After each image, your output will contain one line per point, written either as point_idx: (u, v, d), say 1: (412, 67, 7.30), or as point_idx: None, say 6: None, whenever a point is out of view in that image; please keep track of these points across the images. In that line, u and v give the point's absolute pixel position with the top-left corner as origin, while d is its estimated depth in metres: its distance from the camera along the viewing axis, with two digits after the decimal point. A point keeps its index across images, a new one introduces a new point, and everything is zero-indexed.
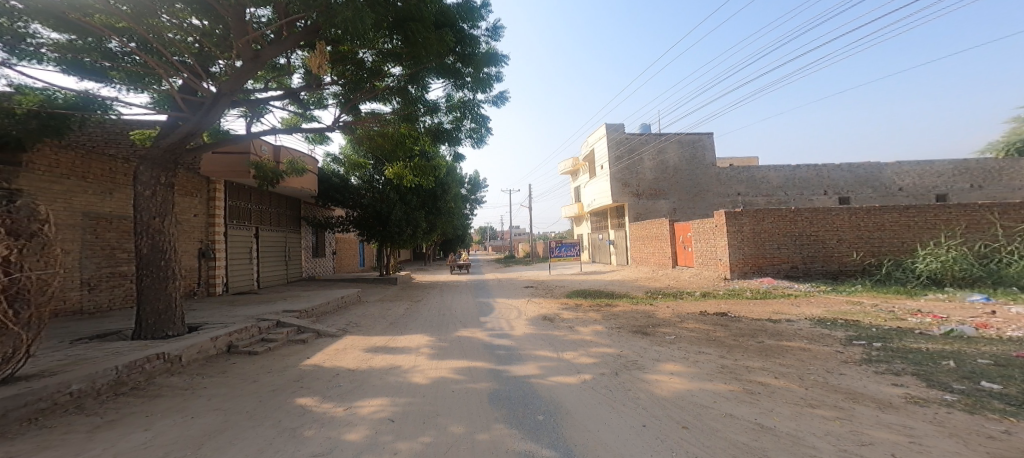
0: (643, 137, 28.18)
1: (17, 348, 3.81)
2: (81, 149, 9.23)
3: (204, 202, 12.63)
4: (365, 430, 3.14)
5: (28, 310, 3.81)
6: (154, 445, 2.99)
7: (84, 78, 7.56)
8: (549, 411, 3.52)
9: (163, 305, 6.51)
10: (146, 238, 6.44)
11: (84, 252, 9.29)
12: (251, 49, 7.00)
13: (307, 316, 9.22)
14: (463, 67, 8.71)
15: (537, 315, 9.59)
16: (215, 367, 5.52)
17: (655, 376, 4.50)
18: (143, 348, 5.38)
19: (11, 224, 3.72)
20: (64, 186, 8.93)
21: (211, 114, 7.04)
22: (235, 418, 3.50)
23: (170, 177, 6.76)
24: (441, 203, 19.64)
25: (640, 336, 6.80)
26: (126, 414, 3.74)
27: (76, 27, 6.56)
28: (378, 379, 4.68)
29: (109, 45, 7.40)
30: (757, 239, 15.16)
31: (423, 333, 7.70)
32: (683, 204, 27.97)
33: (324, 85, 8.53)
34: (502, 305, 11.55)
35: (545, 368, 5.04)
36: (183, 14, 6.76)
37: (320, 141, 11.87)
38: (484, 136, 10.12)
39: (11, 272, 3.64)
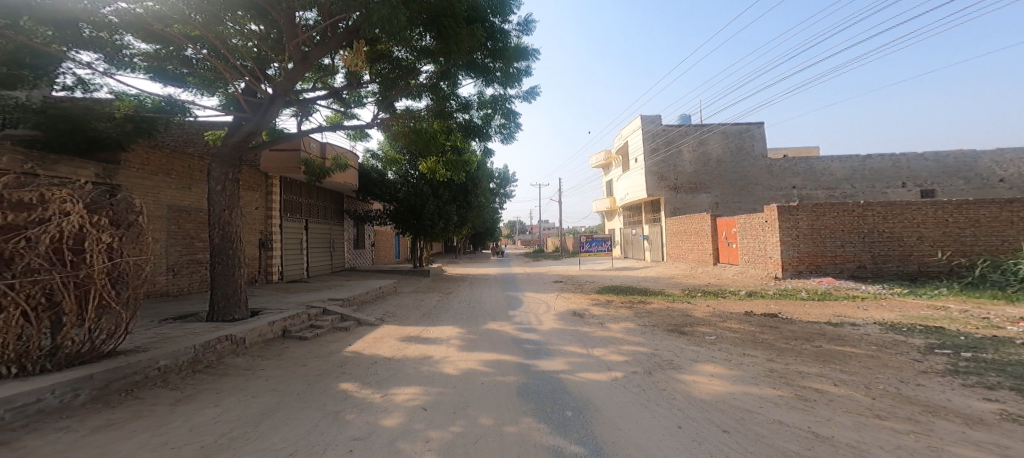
0: (682, 128, 26.66)
1: (118, 326, 4.34)
2: (164, 149, 10.22)
3: (263, 196, 13.63)
4: (400, 417, 3.29)
5: (127, 291, 4.32)
6: (222, 421, 3.31)
7: (167, 84, 8.35)
8: (579, 407, 3.50)
9: (231, 290, 7.12)
10: (218, 229, 7.06)
11: (169, 240, 10.35)
12: (299, 51, 7.43)
13: (348, 304, 9.72)
14: (493, 63, 8.76)
15: (567, 310, 9.53)
16: (272, 350, 5.99)
17: (691, 377, 4.34)
18: (215, 330, 5.94)
19: (113, 215, 4.25)
20: (153, 181, 9.96)
21: (269, 113, 7.50)
22: (288, 400, 3.80)
23: (236, 172, 7.34)
24: (472, 197, 19.88)
25: (676, 335, 6.54)
26: (201, 390, 4.16)
27: (159, 37, 7.22)
28: (412, 369, 4.86)
29: (186, 53, 8.06)
30: (816, 235, 14.07)
31: (454, 324, 7.90)
32: (727, 197, 26.32)
33: (363, 84, 8.88)
34: (531, 299, 11.55)
35: (574, 364, 5.01)
36: (244, 20, 7.23)
37: (361, 138, 12.40)
38: (514, 131, 10.16)
39: (114, 257, 4.16)
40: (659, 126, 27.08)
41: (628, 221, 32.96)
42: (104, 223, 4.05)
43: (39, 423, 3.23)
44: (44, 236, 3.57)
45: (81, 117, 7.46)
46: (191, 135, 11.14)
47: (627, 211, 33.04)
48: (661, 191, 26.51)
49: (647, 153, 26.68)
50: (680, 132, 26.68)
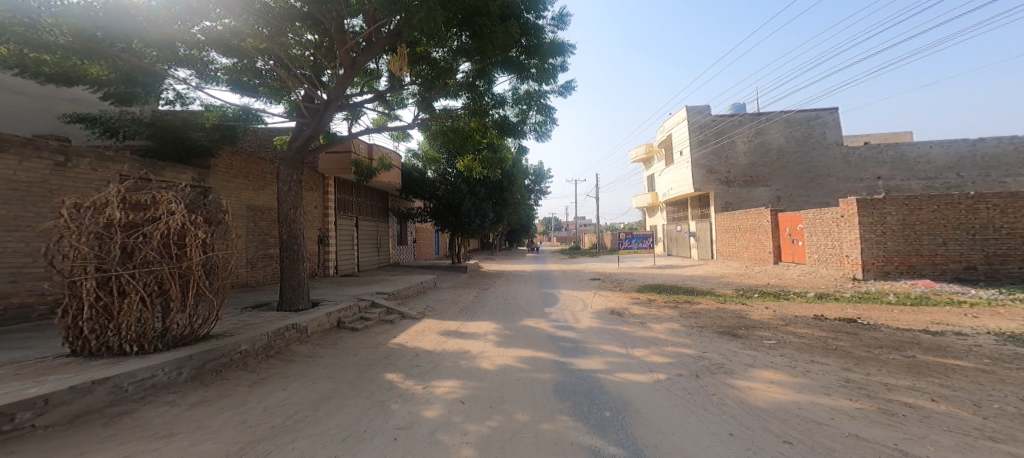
0: (736, 117, 24.55)
1: (211, 313, 4.87)
2: (244, 154, 11.35)
3: (321, 196, 14.66)
4: (441, 409, 3.40)
5: (218, 282, 4.87)
6: (288, 403, 3.63)
7: (243, 95, 9.25)
8: (617, 408, 3.41)
9: (297, 282, 7.75)
10: (286, 226, 7.74)
11: (249, 237, 11.51)
12: (349, 57, 7.82)
13: (393, 298, 10.20)
14: (528, 59, 8.76)
15: (604, 308, 9.24)
16: (329, 339, 6.47)
17: (746, 383, 4.04)
18: (283, 319, 6.52)
19: (207, 214, 4.82)
20: (236, 184, 11.10)
21: (325, 117, 8.04)
22: (341, 387, 4.08)
23: (299, 174, 7.97)
24: (507, 193, 20.34)
25: (728, 338, 6.11)
26: (272, 374, 4.61)
27: (236, 52, 7.99)
28: (451, 362, 5.00)
29: (256, 64, 8.80)
30: (907, 232, 12.36)
31: (491, 320, 8.01)
32: (790, 191, 24.14)
33: (404, 86, 9.20)
34: (567, 297, 11.34)
35: (612, 363, 4.88)
36: (301, 31, 7.76)
37: (404, 139, 12.89)
38: (548, 129, 10.33)
39: (209, 252, 4.72)
40: (709, 116, 25.14)
41: (671, 217, 31.00)
42: (200, 221, 4.59)
43: (150, 396, 3.77)
44: (156, 232, 4.18)
45: (181, 128, 8.61)
46: (263, 142, 12.25)
47: (670, 206, 31.11)
48: (710, 184, 24.48)
49: (694, 144, 24.76)
50: (733, 122, 24.58)
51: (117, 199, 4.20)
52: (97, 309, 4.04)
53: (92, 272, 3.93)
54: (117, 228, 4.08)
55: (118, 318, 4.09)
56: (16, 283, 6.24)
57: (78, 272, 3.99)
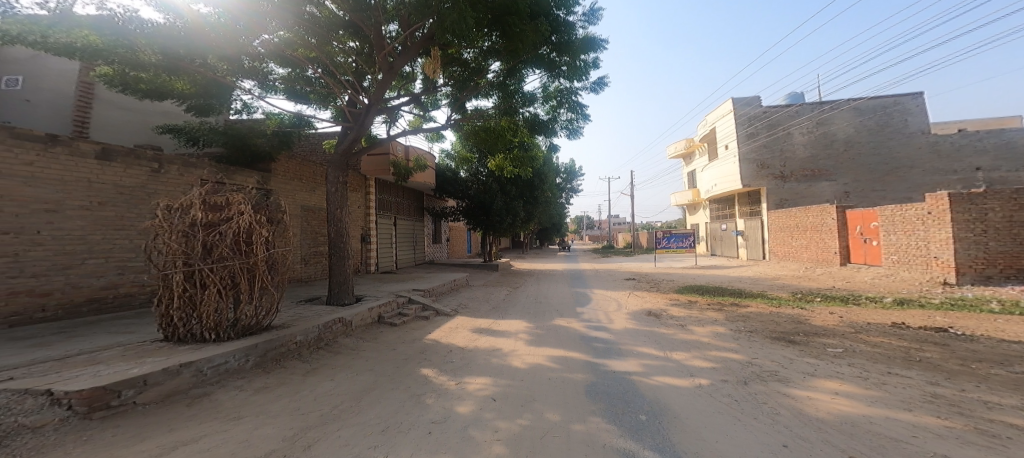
0: (792, 108, 22.97)
1: (273, 304, 5.29)
2: (297, 158, 12.14)
3: (363, 197, 15.32)
4: (472, 405, 3.44)
5: (279, 276, 5.31)
6: (334, 393, 3.85)
7: (295, 102, 9.86)
8: (653, 412, 3.27)
9: (343, 278, 8.16)
10: (334, 225, 8.21)
11: (303, 235, 12.27)
12: (387, 62, 8.12)
13: (429, 295, 10.45)
14: (558, 57, 8.72)
15: (640, 309, 8.87)
16: (371, 333, 6.76)
17: (804, 393, 3.71)
18: (331, 312, 6.91)
19: (269, 214, 5.25)
20: (292, 186, 11.89)
21: (367, 121, 8.41)
22: (380, 380, 4.25)
23: (343, 176, 8.40)
24: (538, 192, 20.08)
25: (783, 344, 5.62)
26: (321, 364, 4.91)
27: (289, 62, 8.63)
28: (482, 359, 5.03)
29: (307, 73, 9.42)
30: (1012, 231, 10.77)
31: (522, 318, 7.98)
32: (860, 184, 21.86)
33: (438, 88, 9.33)
34: (600, 296, 11.01)
35: (648, 366, 4.67)
36: (345, 39, 8.14)
37: (438, 140, 13.07)
38: (579, 125, 10.26)
39: (272, 248, 5.16)
40: (759, 108, 23.67)
41: (715, 215, 28.86)
42: (265, 220, 5.02)
43: (224, 381, 4.18)
44: (230, 230, 4.63)
45: (246, 136, 9.71)
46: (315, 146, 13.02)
47: (714, 203, 29.00)
48: (762, 180, 22.67)
49: (742, 138, 23.24)
50: (788, 113, 22.98)
51: (199, 200, 4.65)
52: (183, 298, 4.55)
53: (180, 266, 4.44)
54: (199, 227, 4.55)
55: (200, 308, 4.57)
56: (122, 274, 7.20)
57: (169, 266, 4.50)
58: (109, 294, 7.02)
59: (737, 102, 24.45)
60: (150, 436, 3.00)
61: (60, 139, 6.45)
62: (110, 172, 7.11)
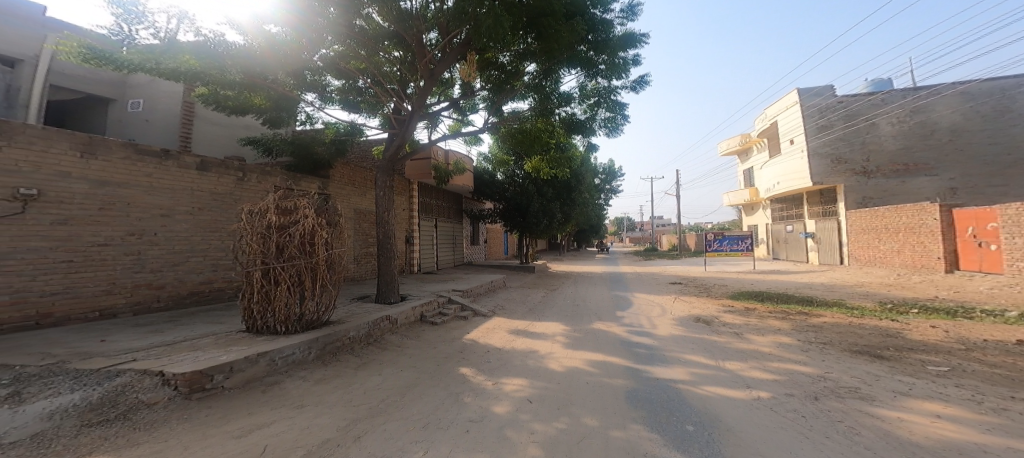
0: (877, 96, 20.57)
1: (333, 301, 5.68)
2: (352, 164, 12.57)
3: (406, 200, 15.82)
4: (510, 406, 3.45)
5: (338, 273, 5.70)
6: (381, 388, 4.03)
7: (349, 112, 10.16)
8: (702, 422, 3.09)
9: (389, 278, 8.45)
10: (382, 226, 8.56)
11: (357, 237, 12.75)
12: (428, 70, 8.38)
13: (468, 295, 10.58)
14: (596, 55, 8.67)
15: (687, 315, 8.35)
16: (414, 331, 6.98)
17: (885, 412, 3.31)
18: (379, 310, 7.23)
19: (330, 216, 5.65)
20: (348, 191, 12.35)
21: (411, 126, 8.75)
22: (422, 377, 4.40)
23: (388, 180, 8.73)
24: (576, 194, 19.61)
25: (868, 359, 5.01)
26: (371, 360, 5.16)
27: (343, 73, 9.05)
28: (519, 361, 5.01)
29: (356, 82, 9.51)
30: None
31: (559, 321, 7.84)
32: (968, 181, 19.11)
33: (475, 92, 9.38)
34: (642, 300, 10.52)
35: (696, 375, 4.40)
36: (389, 49, 8.46)
37: (475, 143, 13.07)
38: (620, 124, 9.96)
39: (333, 248, 5.57)
40: (832, 98, 21.39)
41: (777, 215, 26.26)
42: (326, 223, 5.42)
43: (291, 371, 4.55)
44: (298, 233, 5.05)
45: (309, 145, 10.48)
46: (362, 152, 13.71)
47: (775, 202, 26.39)
48: (839, 176, 20.44)
49: (813, 131, 21.13)
50: (870, 103, 20.64)
51: (273, 205, 5.09)
52: (261, 293, 5.06)
53: (259, 265, 4.95)
54: (273, 230, 5.01)
55: (274, 302, 5.05)
56: (215, 271, 8.11)
57: (250, 264, 5.01)
58: (206, 288, 7.96)
59: (803, 92, 22.18)
60: (231, 418, 3.34)
61: (172, 154, 7.39)
62: (207, 181, 8.03)
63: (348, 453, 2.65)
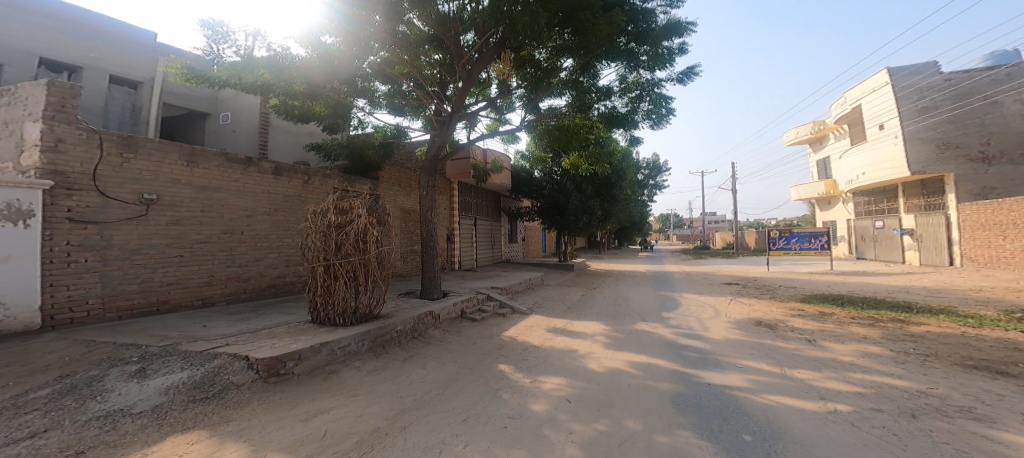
0: (998, 71, 18.08)
1: (383, 296, 5.96)
2: (398, 165, 13.04)
3: (448, 200, 16.07)
4: (547, 404, 3.43)
5: (388, 269, 5.99)
6: (425, 381, 4.17)
7: (395, 115, 10.65)
8: (761, 433, 2.89)
9: (431, 275, 8.66)
10: (426, 225, 8.80)
11: (404, 236, 13.15)
12: (465, 71, 8.51)
13: (506, 292, 10.59)
14: (637, 47, 8.43)
15: (745, 318, 7.80)
16: (454, 327, 7.14)
17: (989, 434, 2.90)
18: (423, 305, 7.44)
19: (380, 216, 5.97)
20: (394, 191, 12.79)
21: (450, 127, 8.91)
22: (462, 372, 4.49)
23: (431, 180, 8.90)
24: (616, 190, 18.82)
25: (987, 376, 4.36)
26: (416, 354, 5.35)
27: (386, 78, 9.08)
28: (558, 360, 4.95)
29: (401, 86, 9.69)
30: None
31: (599, 321, 7.66)
32: None
33: (512, 91, 9.35)
34: (690, 301, 9.99)
35: (754, 383, 4.10)
36: (429, 53, 8.65)
37: (512, 141, 13.06)
38: (665, 117, 9.51)
39: (383, 246, 5.87)
40: (937, 75, 18.91)
41: (863, 211, 23.65)
42: (376, 222, 5.73)
43: (348, 360, 4.85)
44: (353, 231, 5.39)
45: (360, 149, 11.09)
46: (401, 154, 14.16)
47: (859, 196, 23.84)
48: (950, 162, 17.97)
49: (911, 114, 18.68)
50: (987, 79, 18.16)
51: (331, 206, 5.46)
52: (323, 287, 5.45)
53: (320, 261, 5.33)
54: (331, 229, 5.37)
55: (334, 295, 5.41)
56: (289, 266, 8.83)
57: (314, 260, 5.41)
58: (280, 281, 8.70)
59: (898, 72, 19.72)
60: (297, 402, 3.62)
61: (253, 161, 8.16)
62: (280, 185, 8.74)
63: (395, 442, 2.78)
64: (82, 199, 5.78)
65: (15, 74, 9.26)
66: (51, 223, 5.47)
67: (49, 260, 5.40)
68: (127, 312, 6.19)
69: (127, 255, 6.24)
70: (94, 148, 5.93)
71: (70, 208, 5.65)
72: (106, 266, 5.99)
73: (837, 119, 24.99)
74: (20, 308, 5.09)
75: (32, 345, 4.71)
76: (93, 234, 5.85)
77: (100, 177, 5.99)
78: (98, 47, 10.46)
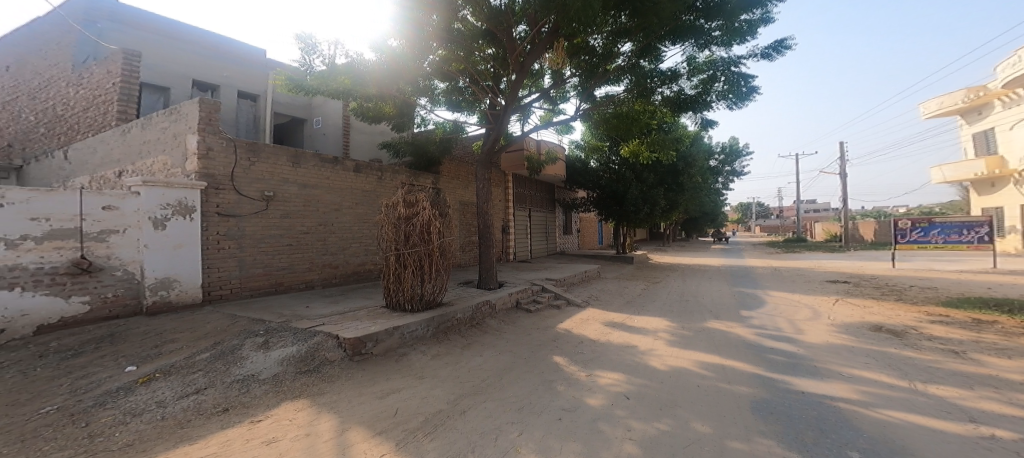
0: None
1: (445, 284, 6.19)
2: (456, 160, 13.43)
3: (502, 192, 16.20)
4: (604, 399, 3.36)
5: (451, 258, 6.24)
6: (482, 368, 4.30)
7: (452, 110, 10.94)
8: (864, 450, 2.59)
9: (487, 266, 8.82)
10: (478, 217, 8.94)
11: (462, 227, 13.50)
12: (518, 62, 8.49)
13: (561, 285, 10.44)
14: (708, 22, 7.83)
15: (864, 323, 6.82)
16: (508, 317, 7.24)
17: None
18: (480, 295, 7.63)
19: (444, 207, 6.24)
20: (452, 185, 13.15)
21: (503, 121, 8.97)
22: (516, 361, 4.56)
23: (486, 172, 9.02)
24: (683, 178, 17.62)
25: None
26: (473, 341, 5.54)
27: (444, 76, 9.25)
28: (615, 355, 4.82)
29: (458, 82, 9.83)
30: None
31: (664, 317, 7.30)
32: None
33: (566, 80, 9.11)
34: (777, 300, 9.12)
35: (859, 395, 3.64)
36: (483, 48, 8.69)
37: (566, 132, 12.82)
38: (745, 96, 8.68)
39: (447, 236, 6.14)
40: None
41: None
42: (439, 213, 5.99)
43: (415, 344, 5.14)
44: (419, 222, 5.71)
45: (423, 147, 11.71)
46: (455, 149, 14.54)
47: None
48: None
49: None
50: None
51: (401, 199, 5.80)
52: (395, 275, 5.84)
53: (394, 251, 5.72)
54: (400, 220, 5.73)
55: (405, 282, 5.77)
56: (369, 255, 9.53)
57: (388, 249, 5.83)
58: (363, 269, 9.41)
59: None
60: (374, 381, 3.93)
61: (340, 161, 8.89)
62: (361, 181, 9.41)
63: (456, 424, 2.92)
64: (226, 197, 6.87)
65: (177, 95, 11.04)
66: (206, 217, 6.61)
67: (206, 246, 6.59)
68: (256, 291, 7.26)
69: (254, 243, 7.24)
70: (231, 155, 6.97)
71: (218, 205, 6.77)
72: (244, 251, 7.09)
73: (1004, 83, 20.91)
74: (189, 284, 6.36)
75: (196, 316, 5.82)
76: (234, 225, 6.95)
77: (236, 179, 7.03)
78: (228, 66, 12.17)
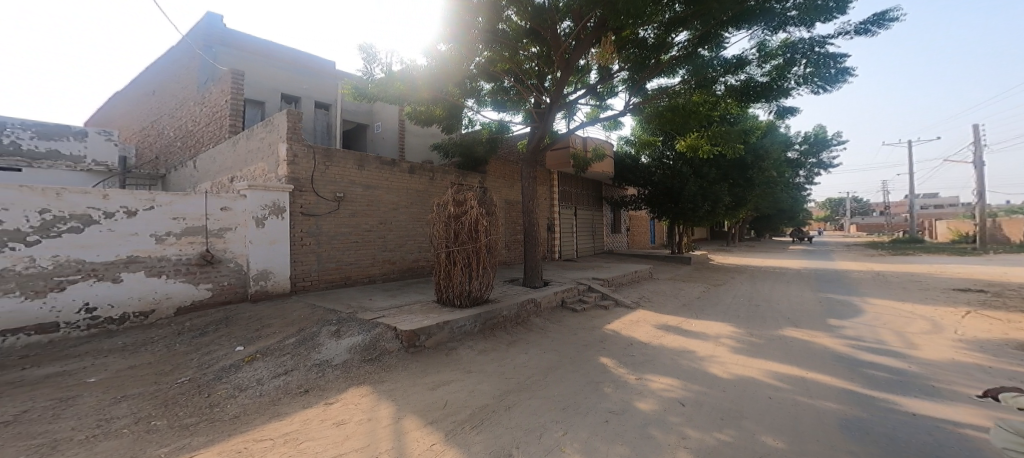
0: None
1: (492, 281, 6.27)
2: (501, 159, 13.58)
3: (548, 190, 16.14)
4: (655, 404, 3.24)
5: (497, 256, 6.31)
6: (528, 366, 4.32)
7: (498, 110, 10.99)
8: None
9: (533, 264, 8.81)
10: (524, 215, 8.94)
11: (508, 225, 13.59)
12: (564, 59, 8.42)
13: (608, 285, 10.16)
14: (782, 4, 7.23)
15: (1001, 338, 5.86)
16: (555, 315, 7.18)
17: None
18: (525, 293, 7.63)
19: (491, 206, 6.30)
20: (497, 184, 13.31)
21: (549, 119, 8.91)
22: (563, 361, 4.52)
23: (530, 169, 8.99)
24: (752, 173, 16.34)
25: None
26: (519, 339, 5.57)
27: (489, 76, 9.24)
28: (669, 359, 4.62)
29: (503, 82, 9.79)
30: None
31: (728, 322, 6.87)
32: None
33: (614, 75, 8.86)
34: (882, 310, 8.08)
35: (959, 418, 3.22)
36: (528, 46, 8.68)
37: (614, 128, 12.48)
38: (830, 82, 7.86)
39: (493, 234, 6.20)
40: None
41: None
42: (486, 212, 6.06)
43: (463, 339, 5.26)
44: (467, 221, 5.81)
45: (470, 147, 11.89)
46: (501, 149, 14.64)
47: None
48: None
49: None
50: None
51: (450, 198, 5.95)
52: (445, 271, 6.00)
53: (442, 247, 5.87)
54: (448, 219, 5.88)
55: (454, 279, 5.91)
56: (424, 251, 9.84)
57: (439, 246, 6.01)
58: (418, 265, 9.70)
59: None
60: (427, 372, 4.09)
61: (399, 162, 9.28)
62: (417, 181, 9.70)
63: (505, 418, 2.97)
64: (307, 198, 7.55)
65: (271, 108, 12.06)
66: (294, 217, 7.35)
67: (294, 242, 7.34)
68: (331, 283, 7.92)
69: (328, 241, 7.85)
70: (312, 160, 7.65)
71: (303, 205, 7.48)
72: (322, 247, 7.74)
73: None
74: (281, 276, 7.15)
75: (286, 303, 6.48)
76: (314, 223, 7.63)
77: (317, 181, 7.72)
78: (312, 81, 13.16)
